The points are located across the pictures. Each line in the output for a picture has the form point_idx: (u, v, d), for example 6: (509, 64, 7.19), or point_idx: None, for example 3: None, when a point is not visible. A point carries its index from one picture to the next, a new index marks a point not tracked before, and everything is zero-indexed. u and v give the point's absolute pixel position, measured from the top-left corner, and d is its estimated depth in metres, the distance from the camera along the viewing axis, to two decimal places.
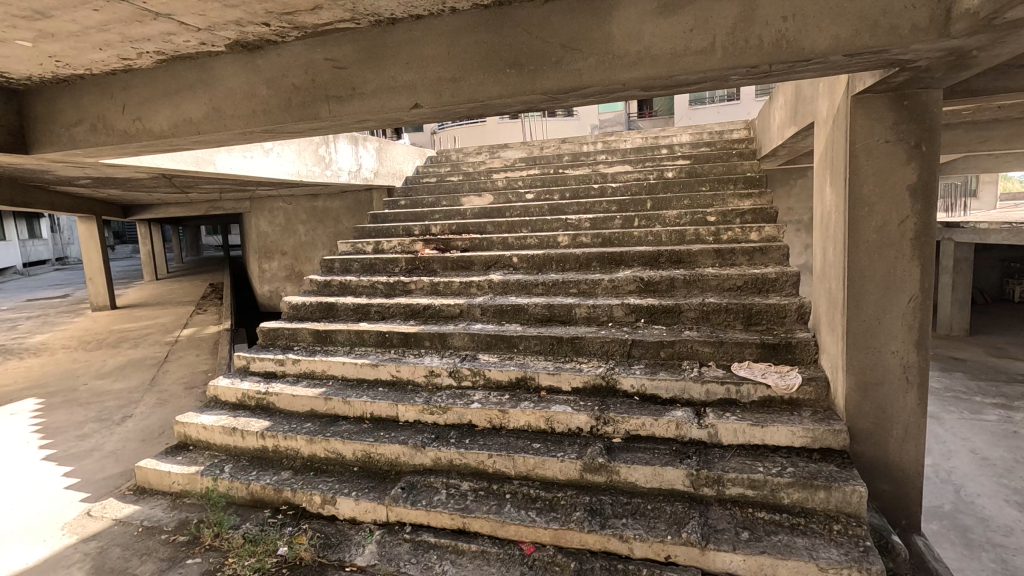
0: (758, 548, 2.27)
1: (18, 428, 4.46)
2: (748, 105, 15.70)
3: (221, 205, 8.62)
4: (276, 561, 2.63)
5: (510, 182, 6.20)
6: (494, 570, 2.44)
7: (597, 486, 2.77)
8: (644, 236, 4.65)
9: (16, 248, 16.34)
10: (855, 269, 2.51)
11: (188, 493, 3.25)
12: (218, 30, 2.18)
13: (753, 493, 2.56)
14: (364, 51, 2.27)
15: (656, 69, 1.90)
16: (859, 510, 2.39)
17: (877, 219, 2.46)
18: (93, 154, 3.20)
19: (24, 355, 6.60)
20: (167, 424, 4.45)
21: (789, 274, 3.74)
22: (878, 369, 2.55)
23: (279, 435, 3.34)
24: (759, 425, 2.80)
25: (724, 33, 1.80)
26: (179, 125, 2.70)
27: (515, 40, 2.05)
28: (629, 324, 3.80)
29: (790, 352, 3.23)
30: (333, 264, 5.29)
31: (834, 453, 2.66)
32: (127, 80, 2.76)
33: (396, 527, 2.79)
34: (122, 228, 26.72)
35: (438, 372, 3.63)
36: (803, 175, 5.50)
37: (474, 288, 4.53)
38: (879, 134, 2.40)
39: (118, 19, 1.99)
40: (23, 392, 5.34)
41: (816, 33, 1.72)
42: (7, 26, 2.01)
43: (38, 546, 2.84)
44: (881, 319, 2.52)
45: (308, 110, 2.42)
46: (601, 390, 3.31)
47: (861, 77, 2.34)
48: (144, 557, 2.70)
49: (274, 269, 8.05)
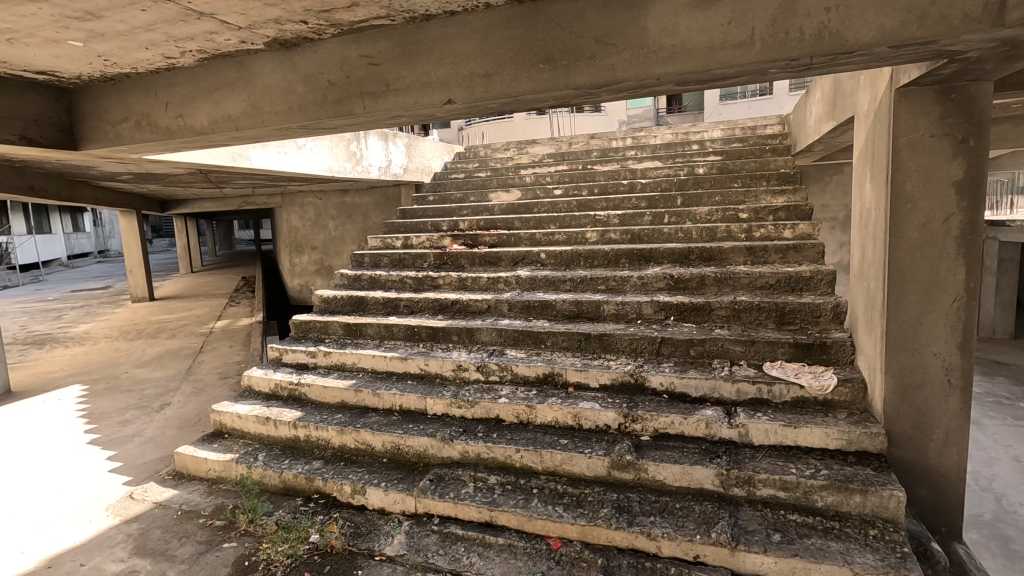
0: (791, 550, 2.23)
1: (64, 413, 4.67)
2: (780, 100, 15.44)
3: (254, 200, 8.83)
4: (308, 547, 2.70)
5: (539, 179, 6.21)
6: (520, 565, 2.45)
7: (624, 483, 2.76)
8: (675, 233, 4.59)
9: (62, 241, 17.12)
10: (896, 268, 2.44)
11: (224, 479, 3.35)
12: (257, 28, 2.24)
13: (786, 494, 2.51)
14: (398, 47, 2.29)
15: (691, 63, 1.87)
16: (897, 515, 2.33)
17: (919, 216, 2.39)
18: (136, 151, 3.32)
19: (69, 344, 6.89)
20: (203, 412, 4.60)
21: (824, 273, 3.64)
22: (918, 371, 2.48)
23: (311, 425, 3.42)
24: (792, 425, 2.76)
25: (763, 24, 1.77)
26: (218, 122, 2.76)
27: (548, 35, 2.05)
28: (658, 322, 3.77)
29: (825, 353, 3.16)
30: (363, 258, 5.37)
31: (870, 458, 2.59)
32: (170, 79, 2.85)
33: (424, 518, 2.83)
34: (159, 222, 27.82)
35: (466, 367, 3.66)
36: (839, 171, 5.37)
37: (501, 284, 4.55)
38: (924, 129, 2.33)
39: (164, 19, 2.05)
40: (69, 378, 5.58)
41: (860, 24, 1.67)
42: (61, 27, 2.09)
43: (85, 525, 2.97)
44: (923, 319, 2.44)
45: (342, 106, 2.46)
46: (629, 388, 3.29)
47: (905, 70, 2.27)
48: (183, 539, 2.80)
49: (304, 264, 8.21)
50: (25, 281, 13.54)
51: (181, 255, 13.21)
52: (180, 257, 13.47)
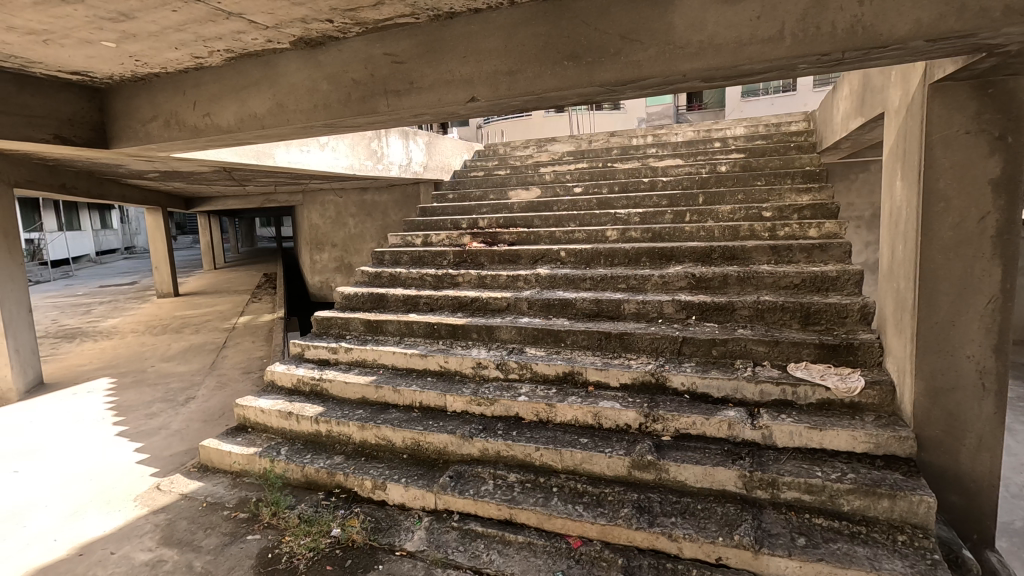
0: (816, 555, 2.19)
1: (93, 405, 4.79)
2: (804, 96, 15.15)
3: (276, 197, 8.95)
4: (330, 541, 2.73)
5: (558, 177, 6.21)
6: (540, 563, 2.45)
7: (645, 483, 2.74)
8: (696, 232, 4.54)
9: (90, 237, 17.56)
10: (927, 268, 2.38)
11: (247, 473, 3.41)
12: (284, 28, 2.26)
13: (811, 498, 2.47)
14: (422, 45, 2.30)
15: (718, 59, 1.84)
16: (927, 521, 2.28)
17: (953, 215, 2.33)
18: (165, 149, 3.39)
19: (98, 338, 7.06)
20: (227, 406, 4.67)
21: (851, 273, 3.57)
22: (950, 375, 2.41)
23: (332, 421, 3.45)
24: (817, 428, 2.71)
25: (793, 19, 1.73)
26: (244, 120, 2.80)
27: (573, 32, 2.04)
28: (679, 321, 3.73)
29: (852, 354, 3.10)
30: (383, 256, 5.41)
31: (899, 461, 2.54)
32: (198, 78, 2.89)
33: (444, 515, 2.84)
34: (183, 220, 28.41)
35: (485, 364, 3.67)
36: (866, 169, 5.27)
37: (521, 282, 4.55)
38: (959, 125, 2.27)
39: (193, 19, 2.08)
40: (98, 371, 5.73)
41: (896, 17, 1.63)
42: (96, 28, 2.13)
43: (115, 514, 3.05)
44: (955, 321, 2.37)
45: (367, 105, 2.48)
46: (650, 387, 3.27)
47: (940, 65, 2.21)
48: (208, 531, 2.85)
49: (324, 261, 8.29)
50: (55, 275, 13.92)
51: (204, 252, 13.47)
52: (203, 254, 13.72)
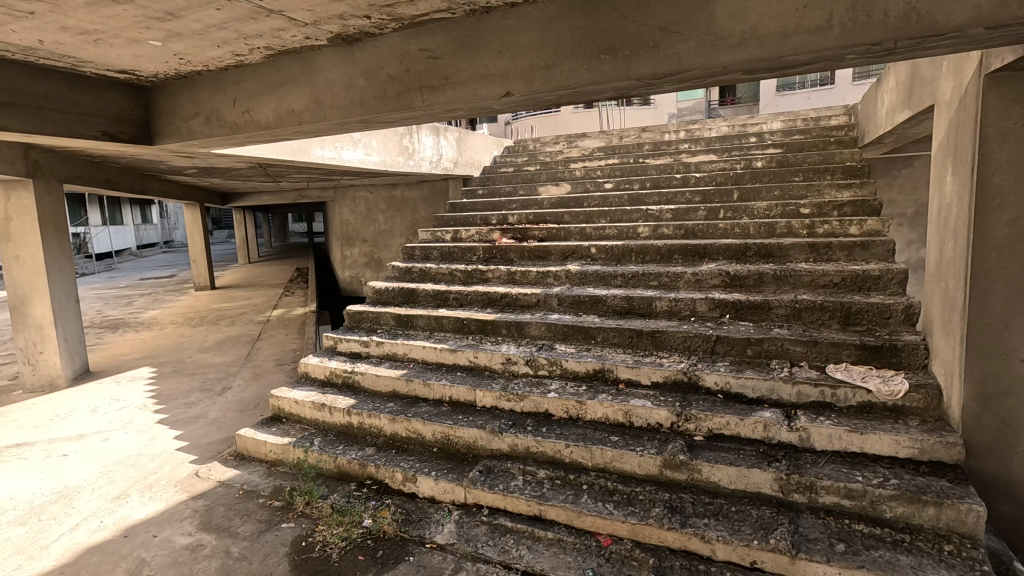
0: (856, 562, 2.13)
1: (135, 393, 4.96)
2: (843, 90, 14.63)
3: (309, 193, 9.12)
4: (361, 532, 2.77)
5: (589, 172, 6.16)
6: (570, 560, 2.44)
7: (677, 483, 2.70)
8: (730, 228, 4.46)
9: (132, 232, 18.20)
10: (980, 266, 2.28)
11: (282, 462, 3.48)
12: (323, 24, 2.29)
13: (850, 503, 2.40)
14: (457, 40, 2.30)
15: (761, 50, 1.79)
16: (975, 531, 2.19)
17: (1009, 212, 2.22)
18: (206, 146, 3.49)
19: (139, 328, 7.32)
20: (262, 397, 4.79)
21: (895, 272, 3.44)
22: (1002, 379, 2.30)
23: (364, 413, 3.51)
24: (858, 432, 2.62)
25: (842, 8, 1.67)
26: (283, 116, 2.86)
27: (610, 25, 2.01)
28: (713, 320, 3.66)
29: (895, 356, 2.99)
30: (414, 251, 5.45)
31: (946, 468, 2.44)
32: (238, 75, 2.96)
33: (474, 509, 2.86)
34: (219, 215, 29.30)
35: (515, 360, 3.67)
36: (909, 165, 5.08)
37: (551, 278, 4.53)
38: (1017, 117, 2.16)
39: (236, 17, 2.13)
40: (140, 361, 5.93)
41: (953, 3, 1.55)
42: (144, 27, 2.20)
43: (156, 499, 3.15)
44: (1010, 324, 2.26)
45: (401, 101, 2.50)
46: (682, 386, 3.22)
47: (998, 54, 2.11)
48: (244, 518, 2.93)
49: (355, 256, 8.42)
50: (99, 268, 14.50)
51: (240, 247, 13.85)
52: (238, 249, 14.08)
